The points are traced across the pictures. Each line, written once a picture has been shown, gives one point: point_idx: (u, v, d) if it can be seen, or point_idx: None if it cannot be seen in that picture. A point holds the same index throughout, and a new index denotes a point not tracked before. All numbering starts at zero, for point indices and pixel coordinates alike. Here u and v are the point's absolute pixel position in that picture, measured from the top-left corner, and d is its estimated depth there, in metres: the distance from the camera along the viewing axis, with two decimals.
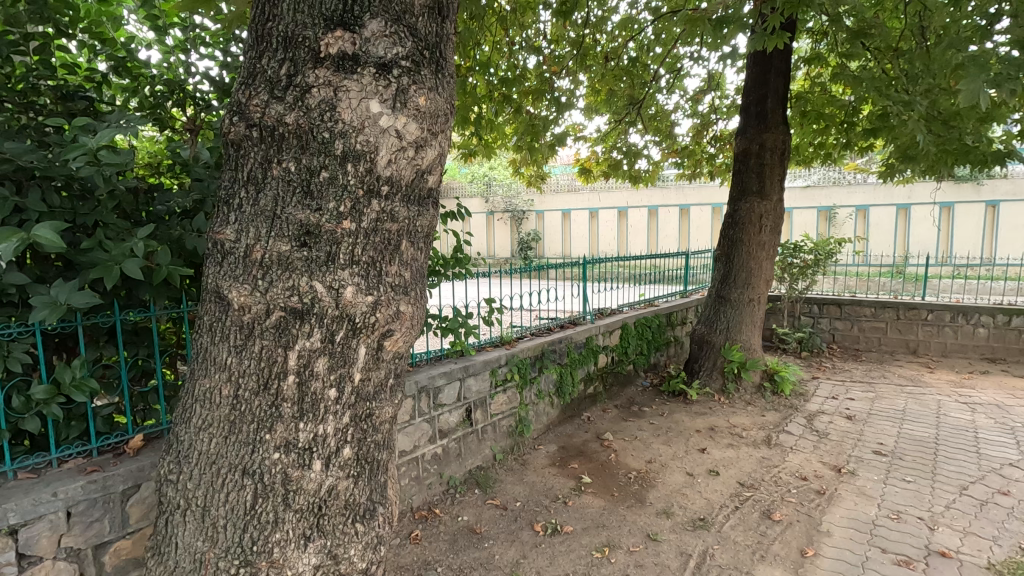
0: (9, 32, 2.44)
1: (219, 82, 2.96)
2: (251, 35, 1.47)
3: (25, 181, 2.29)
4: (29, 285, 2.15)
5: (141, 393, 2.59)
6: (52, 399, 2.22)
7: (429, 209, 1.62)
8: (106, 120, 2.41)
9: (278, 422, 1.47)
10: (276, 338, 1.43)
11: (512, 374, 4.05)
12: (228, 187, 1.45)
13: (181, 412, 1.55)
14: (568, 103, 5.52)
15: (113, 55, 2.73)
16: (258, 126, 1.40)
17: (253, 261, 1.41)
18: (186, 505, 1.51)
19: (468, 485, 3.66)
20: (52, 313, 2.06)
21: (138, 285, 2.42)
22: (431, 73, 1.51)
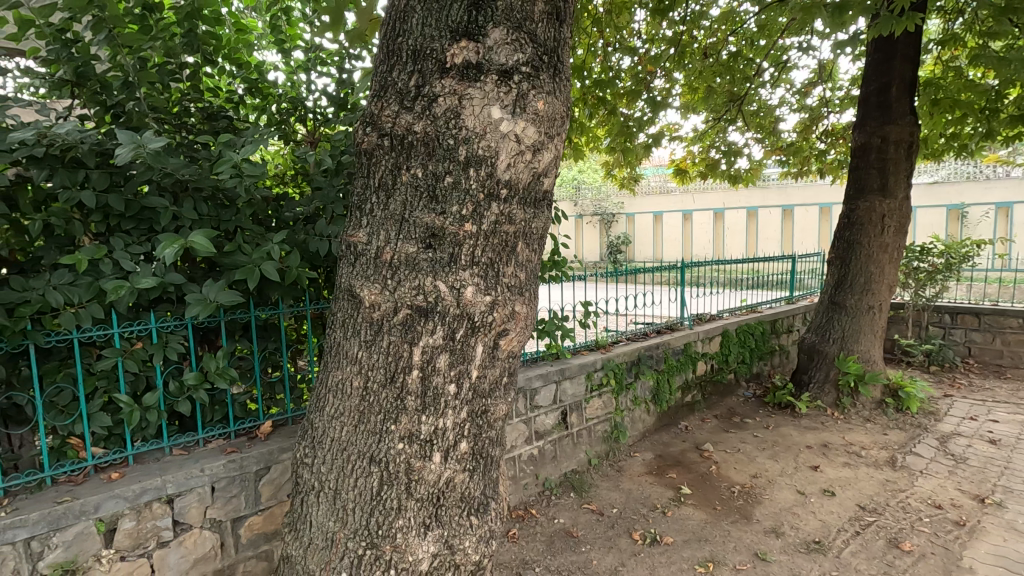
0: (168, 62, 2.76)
1: (335, 97, 3.21)
2: (382, 51, 1.57)
3: (180, 193, 2.59)
4: (184, 284, 2.44)
5: (270, 383, 2.84)
6: (199, 385, 2.50)
7: (544, 210, 1.64)
8: (245, 136, 2.67)
9: (402, 413, 1.55)
10: (403, 334, 1.52)
11: (608, 378, 4.00)
12: (361, 193, 1.56)
13: (315, 401, 1.68)
14: (664, 103, 5.37)
15: (248, 78, 3.03)
16: (389, 135, 1.49)
17: (383, 262, 1.50)
18: (319, 487, 1.63)
19: (564, 487, 3.65)
20: (204, 310, 2.32)
21: (270, 284, 2.67)
22: (549, 78, 1.54)
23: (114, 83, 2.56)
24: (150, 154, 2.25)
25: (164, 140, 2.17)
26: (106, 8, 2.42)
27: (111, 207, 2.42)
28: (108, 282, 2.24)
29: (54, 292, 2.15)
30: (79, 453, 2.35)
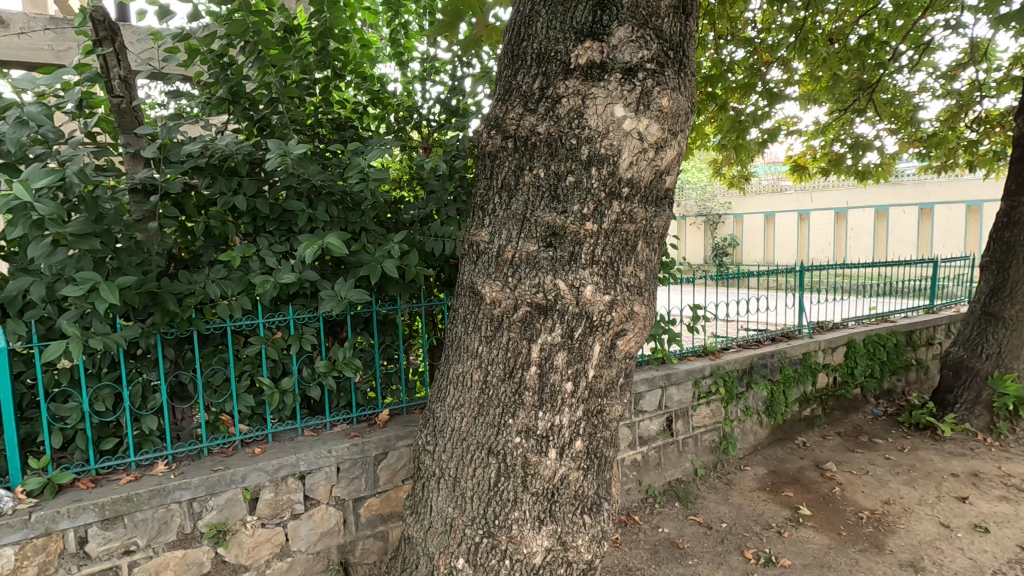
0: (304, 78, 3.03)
1: (448, 104, 3.36)
2: (505, 55, 1.62)
3: (314, 197, 2.83)
4: (317, 281, 2.66)
5: (387, 374, 3.03)
6: (327, 373, 2.71)
7: (666, 209, 1.61)
8: (370, 143, 2.86)
9: (520, 408, 1.60)
10: (522, 331, 1.56)
11: (717, 387, 3.81)
12: (484, 193, 1.61)
13: (437, 392, 1.77)
14: (782, 95, 5.01)
15: (372, 90, 3.24)
16: (513, 137, 1.54)
17: (504, 260, 1.55)
18: (440, 474, 1.72)
19: (668, 496, 3.52)
20: (336, 306, 2.53)
21: (390, 282, 2.85)
22: (674, 73, 1.51)
23: (262, 100, 2.86)
24: (293, 161, 2.49)
25: (305, 149, 2.40)
26: (259, 32, 2.70)
27: (258, 210, 2.70)
28: (256, 277, 2.50)
29: (213, 285, 2.45)
30: (228, 428, 2.65)
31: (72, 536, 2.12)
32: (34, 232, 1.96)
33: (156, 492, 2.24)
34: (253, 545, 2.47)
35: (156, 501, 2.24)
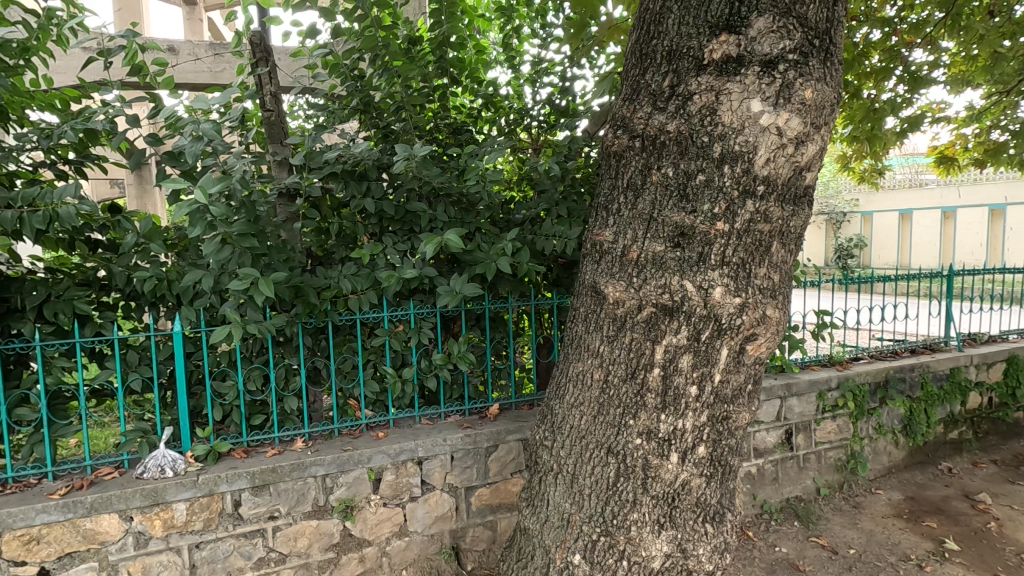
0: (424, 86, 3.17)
1: (557, 104, 3.39)
2: (634, 54, 1.74)
3: (433, 199, 2.98)
4: (436, 278, 2.80)
5: (498, 369, 3.12)
6: (443, 365, 2.85)
7: (804, 208, 1.64)
8: (485, 145, 2.96)
9: (641, 410, 1.71)
10: (646, 332, 1.67)
11: (845, 401, 3.51)
12: (608, 193, 1.74)
13: (556, 390, 1.92)
14: (927, 78, 4.49)
15: (485, 94, 3.34)
16: (641, 136, 1.66)
17: (629, 261, 1.67)
18: (558, 469, 1.86)
19: (786, 514, 3.29)
20: (452, 301, 2.65)
21: (502, 279, 2.93)
22: (819, 63, 1.54)
23: (387, 109, 3.04)
24: (418, 164, 2.63)
25: (429, 152, 2.53)
26: (387, 45, 2.89)
27: (384, 211, 2.88)
28: (383, 273, 2.68)
29: (345, 280, 2.66)
30: (355, 412, 2.87)
31: (229, 498, 2.41)
32: (207, 231, 2.25)
33: (296, 465, 2.48)
34: (376, 522, 2.66)
35: (296, 473, 2.49)
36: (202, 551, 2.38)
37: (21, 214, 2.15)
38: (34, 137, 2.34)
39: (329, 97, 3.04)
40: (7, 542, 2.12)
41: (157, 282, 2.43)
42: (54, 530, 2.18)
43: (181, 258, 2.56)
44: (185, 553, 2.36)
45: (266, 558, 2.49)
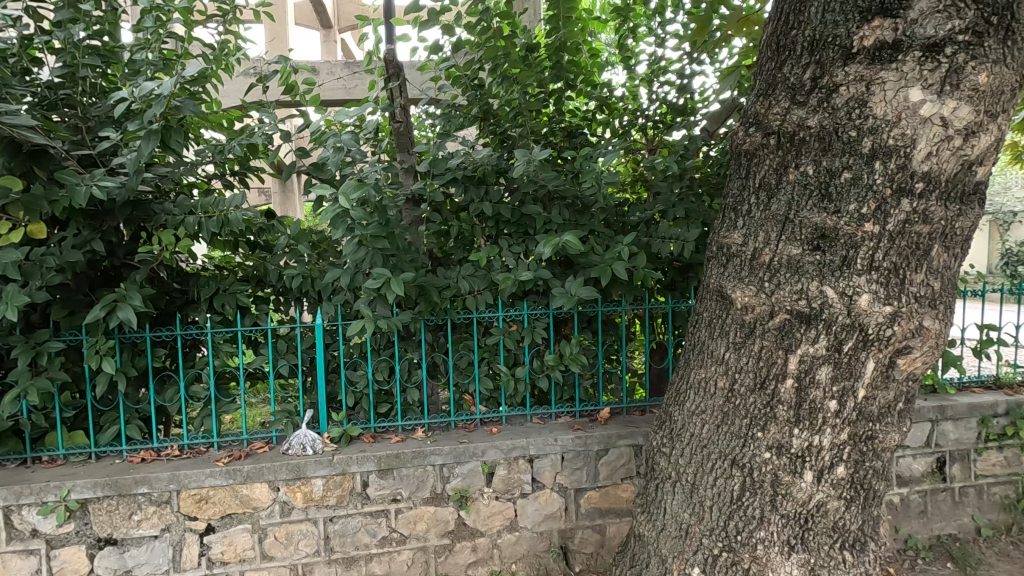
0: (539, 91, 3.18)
1: (675, 103, 3.27)
2: (770, 46, 1.78)
3: (549, 202, 3.02)
4: (550, 280, 2.84)
5: (610, 373, 3.09)
6: (555, 366, 2.88)
7: (972, 206, 1.61)
8: (601, 147, 2.93)
9: (771, 422, 1.75)
10: (778, 340, 1.71)
11: (1015, 430, 3.03)
12: (738, 194, 1.81)
13: (674, 397, 2.01)
14: None
15: (600, 97, 3.30)
16: (776, 133, 1.70)
17: (760, 264, 1.73)
18: (677, 477, 1.95)
19: (936, 554, 2.91)
20: (567, 302, 2.67)
21: (616, 282, 2.90)
22: (997, 43, 1.49)
23: (505, 116, 3.12)
24: (536, 168, 2.67)
25: (548, 156, 2.56)
26: (507, 54, 2.97)
27: (501, 214, 2.96)
28: (499, 274, 2.76)
29: (464, 281, 2.78)
30: (470, 407, 3.00)
31: (359, 478, 2.62)
32: (346, 234, 2.48)
33: (417, 453, 2.65)
34: (488, 514, 2.75)
35: (417, 460, 2.65)
36: (335, 524, 2.62)
37: (200, 219, 2.51)
38: (210, 152, 2.67)
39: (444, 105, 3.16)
40: (183, 499, 2.48)
41: (303, 279, 2.71)
42: (218, 492, 2.51)
43: (322, 257, 2.83)
44: (321, 525, 2.60)
45: (389, 537, 2.67)
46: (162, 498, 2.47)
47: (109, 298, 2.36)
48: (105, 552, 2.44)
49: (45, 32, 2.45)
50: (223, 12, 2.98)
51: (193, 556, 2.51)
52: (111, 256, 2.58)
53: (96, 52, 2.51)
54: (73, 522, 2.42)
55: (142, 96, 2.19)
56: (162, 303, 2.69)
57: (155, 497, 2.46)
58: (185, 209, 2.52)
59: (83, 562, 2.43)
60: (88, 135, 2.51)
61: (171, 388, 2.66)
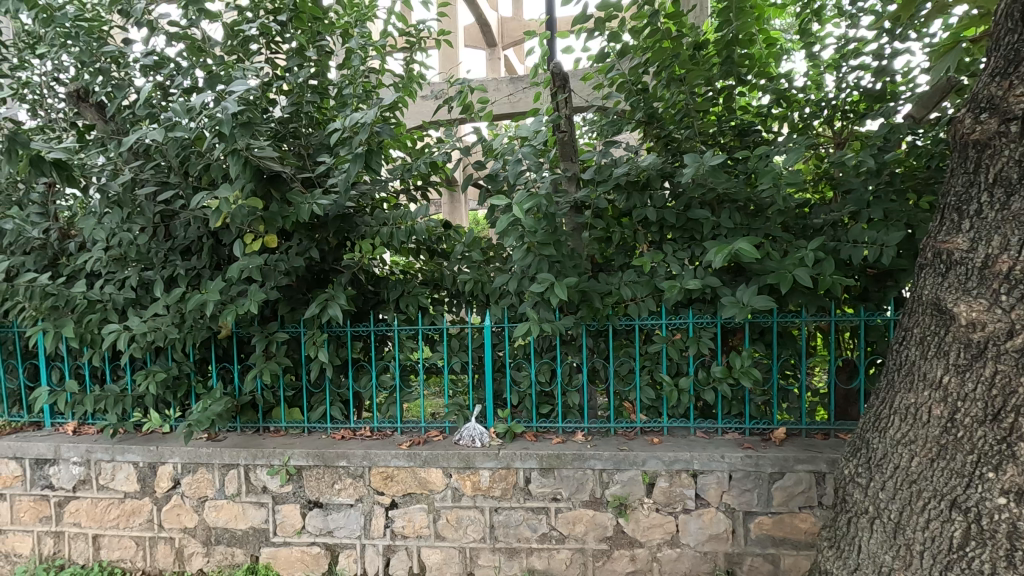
0: (706, 90, 2.99)
1: (870, 89, 2.86)
2: (1011, 16, 1.58)
3: (719, 206, 2.85)
4: (719, 287, 2.68)
5: (785, 390, 2.83)
6: (723, 379, 2.72)
7: None
8: (778, 144, 2.70)
9: (1008, 463, 1.52)
10: (1018, 364, 1.50)
11: None
12: (964, 192, 1.64)
13: (874, 423, 1.87)
14: None
15: (778, 89, 3.00)
16: (1020, 120, 1.51)
17: (994, 273, 1.54)
18: (876, 514, 1.80)
19: None
20: (739, 312, 2.50)
21: (796, 292, 2.65)
22: None
23: (671, 119, 3.01)
24: (707, 171, 2.54)
25: (722, 159, 2.44)
26: (674, 55, 2.86)
27: (665, 219, 2.88)
28: (663, 281, 2.69)
29: (626, 287, 2.75)
30: (629, 415, 2.96)
31: (522, 474, 2.75)
32: (516, 242, 2.62)
33: (577, 456, 2.69)
34: (648, 525, 2.70)
35: (577, 463, 2.70)
36: (499, 514, 2.77)
37: (392, 229, 2.84)
38: (399, 170, 3.02)
39: (602, 112, 3.15)
40: (373, 475, 2.83)
41: (475, 282, 2.92)
42: (401, 473, 2.81)
43: (490, 263, 3.02)
44: (487, 513, 2.77)
45: (549, 535, 2.75)
46: (357, 472, 2.84)
47: (321, 297, 2.79)
48: (313, 513, 2.87)
49: (279, 77, 2.98)
50: (410, 44, 3.36)
51: (379, 526, 2.84)
52: (323, 261, 3.05)
53: (315, 90, 3.00)
54: (291, 484, 2.89)
55: (351, 126, 2.56)
56: (358, 302, 3.09)
57: (352, 471, 2.84)
58: (380, 221, 2.89)
59: (297, 519, 2.88)
60: (309, 160, 3.01)
61: (365, 377, 3.06)
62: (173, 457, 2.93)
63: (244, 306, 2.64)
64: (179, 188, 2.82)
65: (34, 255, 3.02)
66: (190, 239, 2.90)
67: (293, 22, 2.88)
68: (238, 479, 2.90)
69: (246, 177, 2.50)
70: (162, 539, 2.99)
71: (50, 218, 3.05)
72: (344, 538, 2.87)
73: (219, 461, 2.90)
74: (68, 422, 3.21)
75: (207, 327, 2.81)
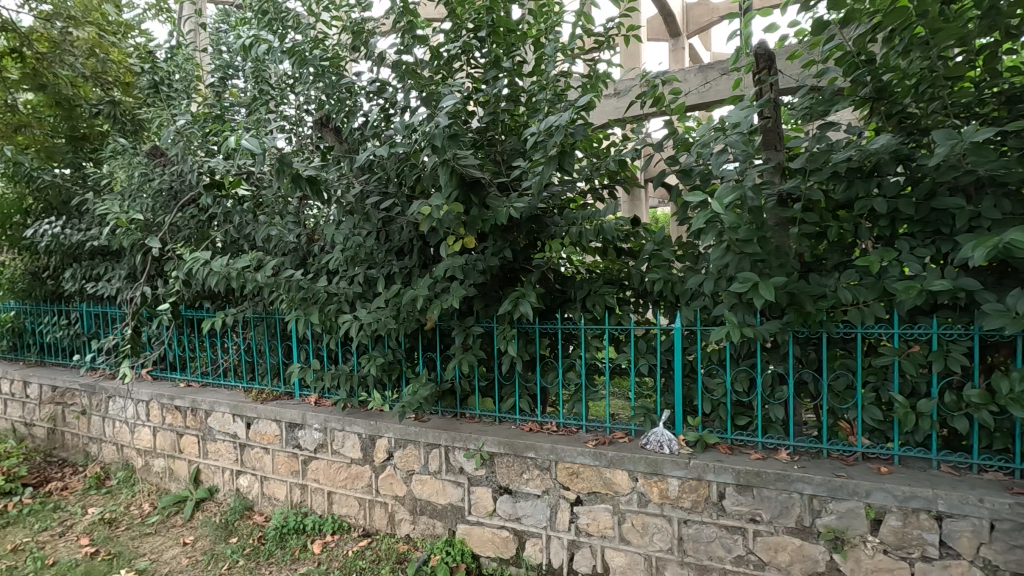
0: (959, 52, 2.42)
1: None
2: None
3: (977, 192, 2.33)
4: (977, 292, 2.18)
5: None
6: (983, 405, 2.21)
7: None
8: None
9: None
10: None
11: None
12: None
13: None
14: None
15: None
16: None
17: None
18: None
19: None
20: (1010, 323, 2.00)
21: None
22: None
23: (907, 92, 2.53)
24: (966, 149, 2.09)
25: (988, 132, 1.97)
26: (921, 14, 2.29)
27: (899, 210, 2.45)
28: (896, 283, 2.27)
29: (847, 290, 2.39)
30: (848, 437, 2.58)
31: (715, 488, 2.57)
32: (715, 239, 2.44)
33: (781, 476, 2.43)
34: (872, 567, 2.32)
35: (781, 484, 2.43)
36: (689, 528, 2.63)
37: (581, 228, 2.87)
38: (587, 170, 3.04)
39: (814, 92, 2.77)
40: (559, 470, 2.90)
41: (664, 282, 2.80)
42: (587, 470, 2.83)
43: (681, 262, 2.87)
44: (675, 524, 2.65)
45: (746, 558, 2.53)
46: (544, 464, 2.93)
47: (514, 294, 2.93)
48: (503, 498, 3.04)
49: (477, 90, 3.20)
50: (600, 44, 3.35)
51: (564, 520, 2.90)
52: (514, 261, 3.20)
53: (509, 98, 3.17)
54: (484, 469, 3.10)
55: (547, 129, 2.63)
56: (546, 300, 3.18)
57: (540, 463, 2.95)
58: (569, 221, 2.94)
59: (489, 502, 3.08)
60: (504, 165, 3.20)
61: (552, 373, 3.14)
62: (388, 432, 3.35)
63: (448, 302, 2.90)
64: (396, 197, 3.20)
65: (290, 256, 3.69)
66: (404, 241, 3.28)
67: (491, 37, 3.08)
68: (440, 458, 3.20)
69: (454, 186, 2.71)
70: (378, 502, 3.43)
71: (301, 225, 3.69)
72: (531, 527, 2.98)
73: (425, 440, 3.23)
74: (311, 395, 3.87)
75: (416, 320, 3.14)
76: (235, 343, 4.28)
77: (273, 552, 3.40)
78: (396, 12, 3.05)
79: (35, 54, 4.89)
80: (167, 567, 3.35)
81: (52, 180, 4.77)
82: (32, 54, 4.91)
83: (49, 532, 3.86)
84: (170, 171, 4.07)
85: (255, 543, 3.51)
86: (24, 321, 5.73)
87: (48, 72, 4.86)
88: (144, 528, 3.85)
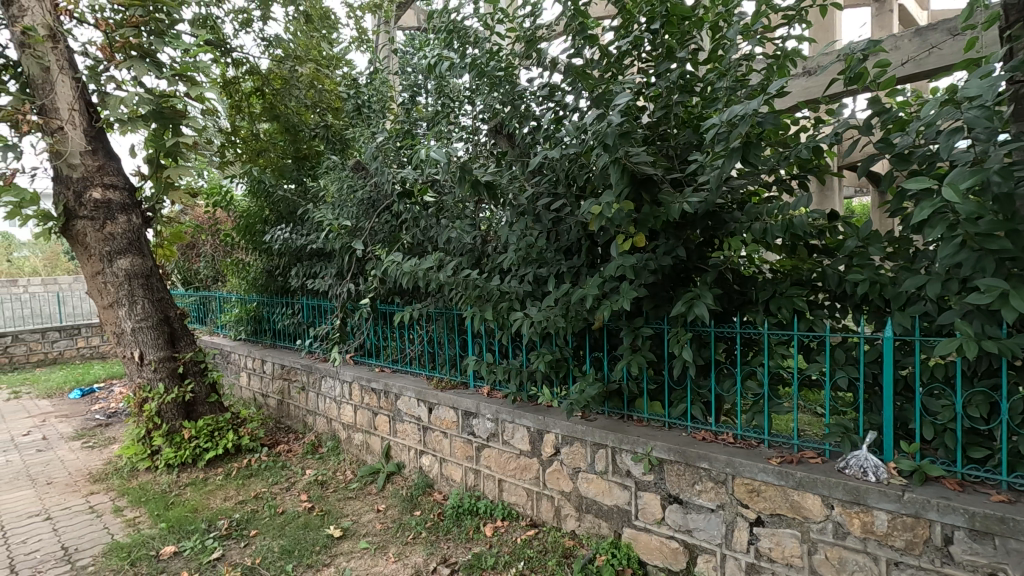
0: None
1: None
2: None
3: None
4: None
5: None
6: None
7: None
8: None
9: None
10: None
11: None
12: None
13: None
14: None
15: None
16: None
17: None
18: None
19: None
20: None
21: None
22: None
23: None
24: None
25: None
26: None
27: None
28: None
29: None
30: None
31: (939, 529, 2.16)
32: (943, 234, 2.04)
33: None
34: None
35: None
36: (902, 571, 2.25)
37: (765, 224, 2.61)
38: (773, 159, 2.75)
39: None
40: (737, 485, 2.69)
41: (871, 284, 2.42)
42: (770, 489, 2.58)
43: (894, 260, 2.45)
44: (883, 564, 2.29)
45: None
46: (720, 477, 2.75)
47: (687, 295, 2.78)
48: (673, 507, 2.92)
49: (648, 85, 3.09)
50: (788, 19, 3.01)
51: (742, 540, 2.68)
52: (688, 260, 3.03)
53: (683, 89, 3.02)
54: (653, 474, 3.00)
55: (728, 120, 2.43)
56: (724, 302, 2.97)
57: (714, 475, 2.76)
58: (752, 217, 2.70)
59: (658, 509, 2.98)
60: (677, 160, 3.06)
61: (728, 380, 2.92)
62: (556, 427, 3.42)
63: (618, 302, 2.86)
64: (566, 198, 3.25)
65: (467, 256, 3.96)
66: (573, 241, 3.31)
67: (665, 27, 2.94)
68: (606, 459, 3.19)
69: (625, 184, 2.65)
70: (545, 495, 3.53)
71: (477, 227, 3.94)
72: (703, 541, 2.82)
73: (591, 439, 3.24)
74: (484, 387, 4.12)
75: (584, 319, 3.15)
76: (420, 335, 4.73)
77: (450, 529, 3.70)
78: (567, 15, 3.07)
79: (272, 91, 5.94)
80: (364, 529, 3.85)
81: (284, 195, 5.84)
82: (269, 90, 5.98)
83: (279, 486, 4.68)
84: (371, 183, 4.62)
85: (436, 518, 3.85)
86: (262, 311, 6.98)
87: (281, 105, 5.94)
88: (348, 492, 4.46)
